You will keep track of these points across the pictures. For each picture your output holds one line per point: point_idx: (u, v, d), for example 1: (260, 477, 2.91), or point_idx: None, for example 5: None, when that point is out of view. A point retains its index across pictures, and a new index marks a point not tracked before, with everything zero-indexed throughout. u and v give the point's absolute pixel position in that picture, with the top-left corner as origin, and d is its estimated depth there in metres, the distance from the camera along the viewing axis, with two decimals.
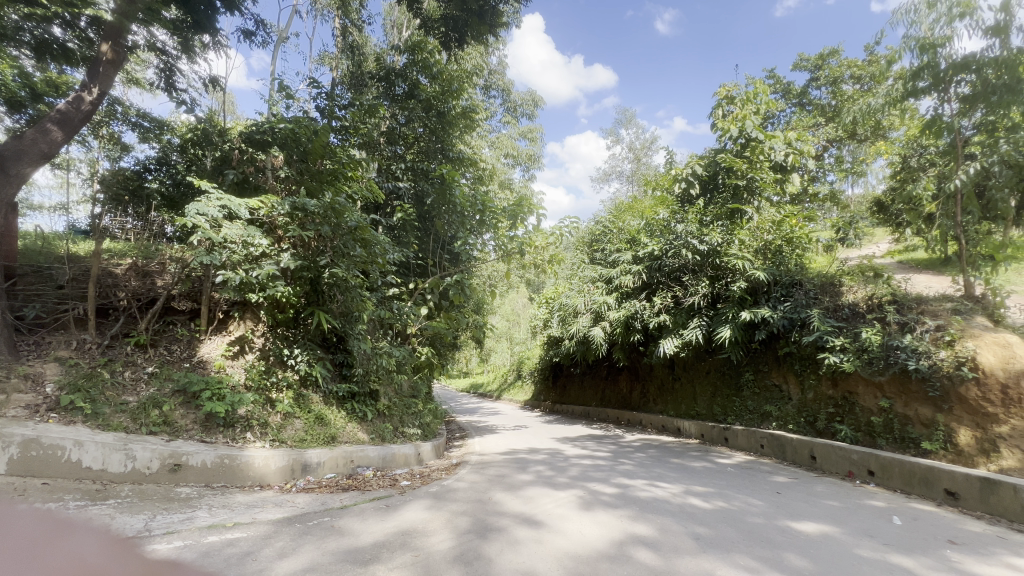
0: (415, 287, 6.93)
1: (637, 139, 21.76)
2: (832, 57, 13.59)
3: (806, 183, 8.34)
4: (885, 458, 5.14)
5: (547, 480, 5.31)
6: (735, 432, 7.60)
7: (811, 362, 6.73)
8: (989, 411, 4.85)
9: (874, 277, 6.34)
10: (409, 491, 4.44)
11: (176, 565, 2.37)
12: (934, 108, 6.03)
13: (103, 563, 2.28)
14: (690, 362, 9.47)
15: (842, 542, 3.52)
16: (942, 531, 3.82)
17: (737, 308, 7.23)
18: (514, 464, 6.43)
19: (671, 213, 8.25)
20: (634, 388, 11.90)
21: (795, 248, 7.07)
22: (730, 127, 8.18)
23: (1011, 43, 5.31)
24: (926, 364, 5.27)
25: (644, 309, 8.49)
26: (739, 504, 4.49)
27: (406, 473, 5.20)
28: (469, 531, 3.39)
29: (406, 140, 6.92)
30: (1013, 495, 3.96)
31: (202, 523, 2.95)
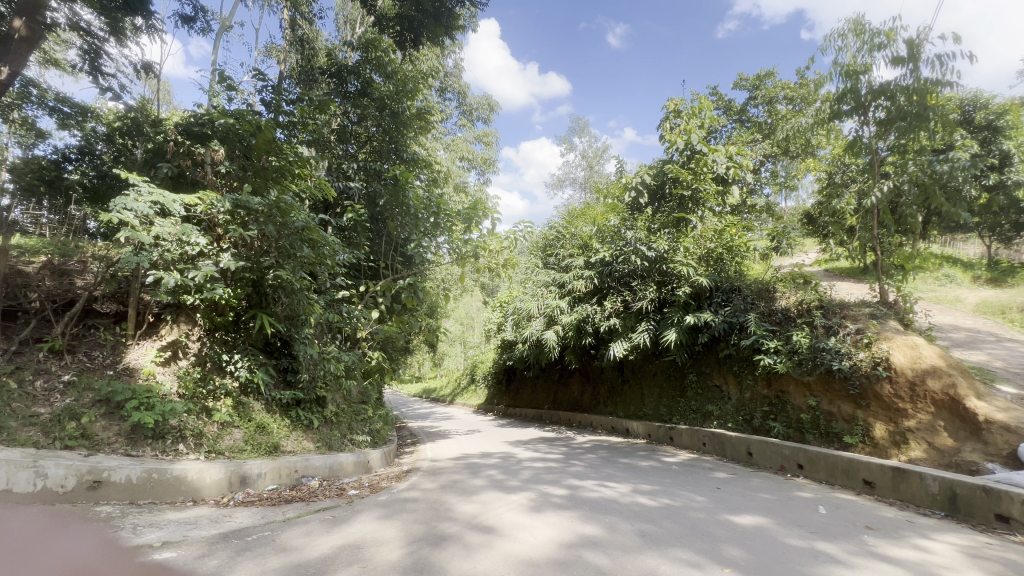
0: (366, 289, 6.77)
1: (590, 148, 22.32)
2: (768, 78, 14.58)
3: (745, 195, 8.87)
4: (813, 452, 5.53)
5: (500, 484, 5.32)
6: (680, 431, 7.92)
7: (748, 364, 7.13)
8: (901, 406, 5.35)
9: (803, 284, 6.84)
10: (357, 501, 4.31)
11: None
12: (855, 129, 6.60)
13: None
14: (638, 364, 9.80)
15: (775, 533, 3.76)
16: (861, 517, 4.17)
17: (682, 312, 7.57)
18: (467, 469, 6.38)
19: (620, 220, 8.57)
20: (585, 391, 12.15)
21: (735, 256, 7.48)
22: (677, 139, 8.57)
23: (921, 74, 5.90)
24: (848, 364, 5.75)
25: (595, 313, 8.69)
26: (683, 501, 4.69)
27: (354, 482, 5.04)
28: (420, 539, 3.34)
29: (359, 139, 6.76)
30: (920, 482, 4.39)
31: (126, 543, 2.74)
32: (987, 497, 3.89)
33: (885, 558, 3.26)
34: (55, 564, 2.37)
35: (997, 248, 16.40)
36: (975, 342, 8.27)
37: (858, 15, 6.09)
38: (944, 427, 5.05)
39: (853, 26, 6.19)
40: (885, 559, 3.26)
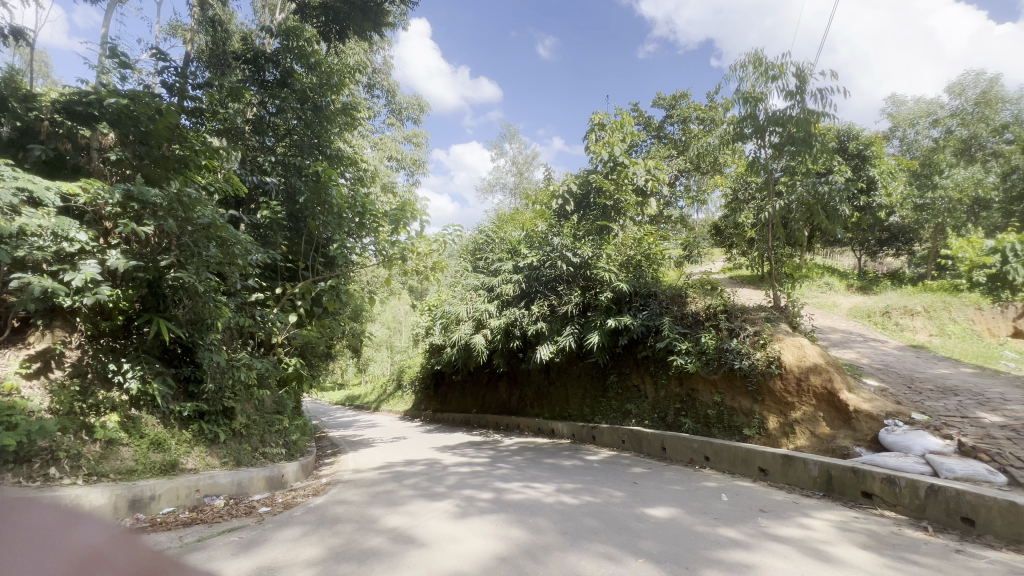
0: (283, 292, 6.39)
1: (520, 154, 22.70)
2: (683, 99, 15.74)
3: (662, 207, 9.51)
4: (717, 445, 6.03)
5: (425, 492, 5.23)
6: (601, 430, 8.27)
7: (662, 364, 7.60)
8: (790, 400, 6.01)
9: (711, 290, 7.46)
10: (268, 519, 4.02)
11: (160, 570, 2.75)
12: (755, 151, 7.33)
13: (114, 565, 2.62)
14: (563, 366, 10.10)
15: (685, 522, 4.05)
16: (756, 502, 4.62)
17: (604, 316, 7.89)
18: (391, 477, 6.20)
19: (548, 226, 8.81)
20: (513, 394, 12.30)
21: (652, 263, 7.97)
22: (601, 151, 8.98)
23: (806, 105, 6.70)
24: (747, 363, 6.34)
25: (523, 317, 8.82)
26: (604, 497, 4.90)
27: (266, 499, 4.71)
28: (341, 555, 3.20)
29: (278, 131, 6.26)
30: (804, 467, 4.96)
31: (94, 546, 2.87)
32: (856, 477, 4.49)
33: (775, 538, 3.64)
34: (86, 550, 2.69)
35: (866, 260, 18.98)
36: (847, 342, 9.51)
37: (755, 50, 6.79)
38: (823, 417, 5.74)
39: (753, 59, 6.88)
40: (775, 538, 3.64)
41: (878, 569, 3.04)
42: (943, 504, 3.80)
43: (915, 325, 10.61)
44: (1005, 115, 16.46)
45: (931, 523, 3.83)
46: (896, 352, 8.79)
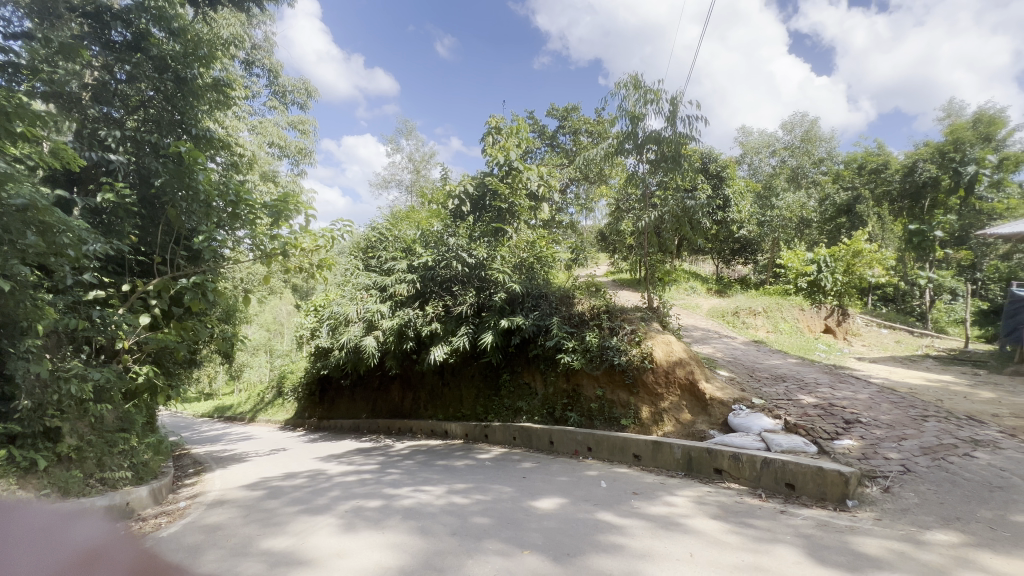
0: (132, 289, 5.48)
1: (417, 151, 22.18)
2: (574, 112, 16.72)
3: (553, 212, 9.99)
4: (599, 436, 6.48)
5: (304, 506, 4.85)
6: (494, 428, 8.42)
7: (551, 362, 7.96)
8: (659, 391, 6.69)
9: (597, 292, 8.16)
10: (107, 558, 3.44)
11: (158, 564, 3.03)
12: (635, 165, 8.04)
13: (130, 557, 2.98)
14: (457, 366, 10.10)
15: (568, 511, 4.28)
16: (630, 486, 5.06)
17: (498, 316, 7.99)
18: (266, 494, 5.65)
19: (443, 226, 8.75)
20: (406, 396, 11.97)
21: (544, 266, 8.34)
22: (497, 154, 9.12)
23: (677, 128, 7.51)
24: (625, 359, 6.90)
25: (417, 318, 8.61)
26: (494, 494, 4.99)
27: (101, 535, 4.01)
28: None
29: (128, 103, 5.37)
30: (670, 451, 5.54)
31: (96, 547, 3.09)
32: (709, 456, 5.14)
33: (644, 517, 4.01)
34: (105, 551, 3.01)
35: (722, 267, 21.89)
36: (706, 339, 10.86)
37: (636, 73, 7.45)
38: (686, 405, 6.50)
39: (633, 81, 7.54)
40: (645, 517, 4.01)
41: (725, 535, 3.51)
42: (773, 474, 4.53)
43: (756, 324, 12.49)
44: (821, 151, 20.21)
45: (765, 491, 4.54)
46: (742, 347, 10.25)
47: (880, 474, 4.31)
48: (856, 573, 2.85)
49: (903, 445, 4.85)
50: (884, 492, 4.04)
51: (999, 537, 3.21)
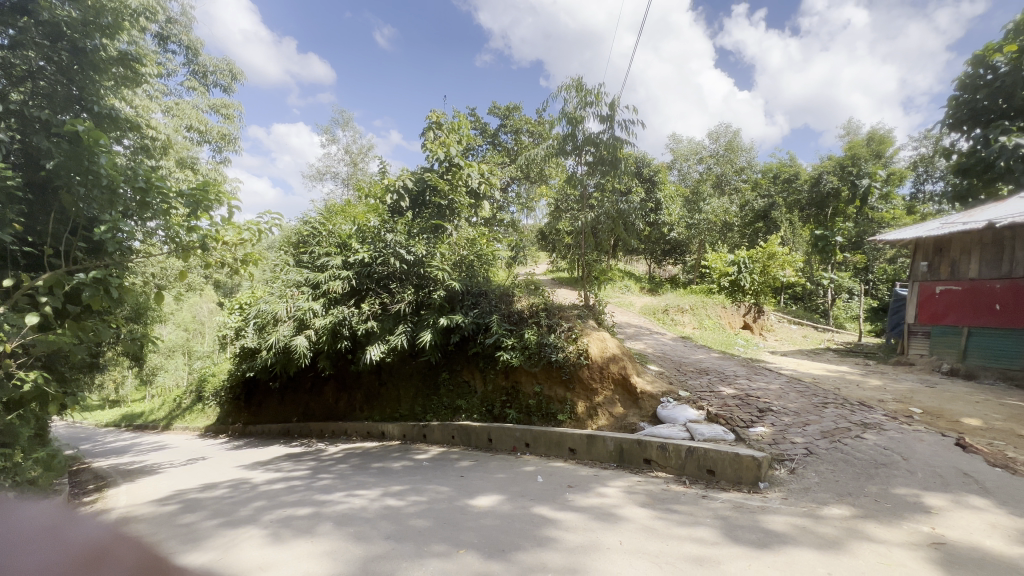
0: (17, 284, 4.80)
1: (354, 143, 21.34)
2: (515, 112, 16.88)
3: (494, 211, 10.02)
4: (536, 432, 6.58)
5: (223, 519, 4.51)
6: (432, 428, 8.29)
7: (490, 360, 7.97)
8: (594, 386, 6.91)
9: (535, 290, 8.25)
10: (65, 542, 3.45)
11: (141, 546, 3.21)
12: (573, 166, 8.26)
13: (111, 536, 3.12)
14: (395, 366, 9.85)
15: (505, 508, 4.30)
16: (565, 479, 5.18)
17: (437, 314, 7.86)
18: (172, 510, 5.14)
19: (381, 221, 8.47)
20: (340, 398, 11.49)
21: (483, 264, 8.31)
22: (437, 150, 8.94)
23: (614, 132, 7.78)
24: (562, 355, 7.06)
25: (352, 316, 8.28)
26: (431, 495, 4.92)
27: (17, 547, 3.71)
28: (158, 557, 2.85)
29: (12, 72, 4.55)
30: (603, 444, 5.73)
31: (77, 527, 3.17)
32: (639, 447, 5.38)
33: (578, 509, 4.12)
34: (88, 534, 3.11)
35: (654, 267, 22.99)
36: (638, 335, 11.36)
37: (578, 76, 7.62)
38: (619, 399, 6.77)
39: (574, 84, 7.71)
40: (579, 509, 4.12)
41: (652, 521, 3.69)
42: (696, 461, 4.83)
43: (684, 321, 13.25)
44: (742, 160, 21.82)
45: (689, 477, 4.82)
46: (671, 343, 10.82)
47: (788, 457, 4.72)
48: (765, 549, 3.11)
49: (806, 430, 5.36)
50: (790, 473, 4.43)
51: (883, 509, 3.63)
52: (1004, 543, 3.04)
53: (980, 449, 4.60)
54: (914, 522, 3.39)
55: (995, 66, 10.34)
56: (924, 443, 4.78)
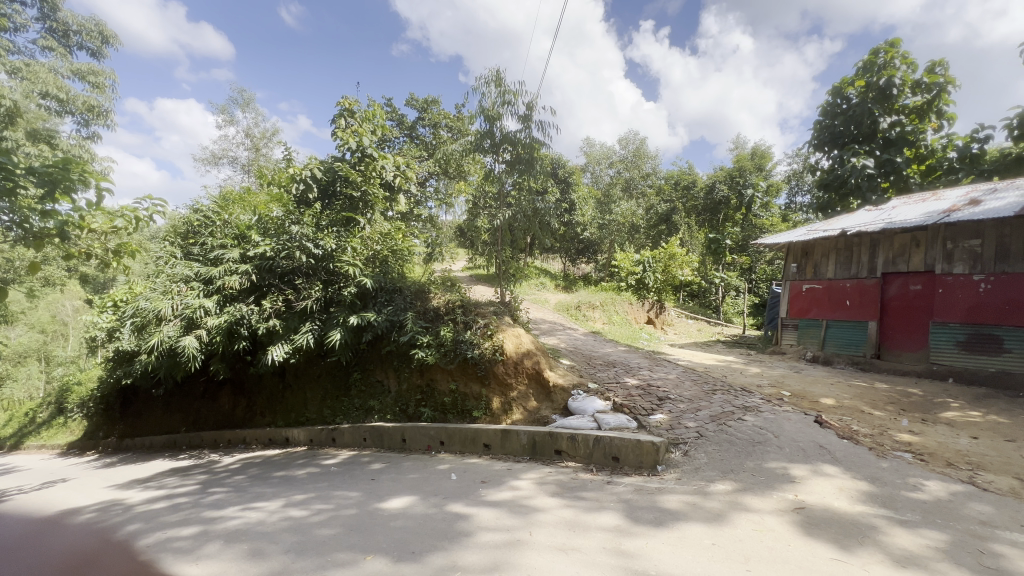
0: None
1: (256, 126, 19.60)
2: (434, 105, 16.67)
3: (412, 205, 9.73)
4: (451, 429, 6.51)
5: (97, 540, 3.99)
6: (342, 431, 7.87)
7: (405, 358, 7.75)
8: (509, 381, 7.01)
9: (451, 287, 8.16)
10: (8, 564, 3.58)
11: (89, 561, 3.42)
12: (491, 163, 8.31)
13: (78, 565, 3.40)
14: (301, 367, 9.21)
15: (417, 508, 4.21)
16: (479, 475, 5.19)
17: (348, 312, 7.44)
18: (22, 536, 4.40)
19: (285, 212, 7.84)
20: (237, 403, 10.51)
21: (399, 259, 8.01)
22: (349, 139, 8.38)
23: (531, 132, 7.92)
24: (477, 352, 7.05)
25: (251, 314, 7.59)
26: (337, 501, 4.66)
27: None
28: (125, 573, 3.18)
29: None
30: (517, 438, 5.83)
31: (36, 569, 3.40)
32: (551, 439, 5.55)
33: (491, 504, 4.14)
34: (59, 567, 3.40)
35: (569, 266, 23.85)
36: (552, 331, 11.74)
37: (497, 71, 7.64)
38: (532, 393, 6.94)
39: (494, 78, 7.71)
40: (491, 504, 4.15)
41: (562, 510, 3.82)
42: (603, 449, 5.09)
43: (595, 316, 13.90)
44: (648, 166, 23.41)
45: (596, 465, 5.07)
46: (583, 338, 11.28)
47: (682, 440, 5.15)
48: (661, 527, 3.35)
49: (698, 415, 5.87)
50: (684, 455, 4.83)
51: (759, 481, 4.09)
52: (850, 503, 3.57)
53: (834, 425, 5.36)
54: (782, 491, 3.87)
55: (849, 97, 12.13)
56: (792, 422, 5.47)
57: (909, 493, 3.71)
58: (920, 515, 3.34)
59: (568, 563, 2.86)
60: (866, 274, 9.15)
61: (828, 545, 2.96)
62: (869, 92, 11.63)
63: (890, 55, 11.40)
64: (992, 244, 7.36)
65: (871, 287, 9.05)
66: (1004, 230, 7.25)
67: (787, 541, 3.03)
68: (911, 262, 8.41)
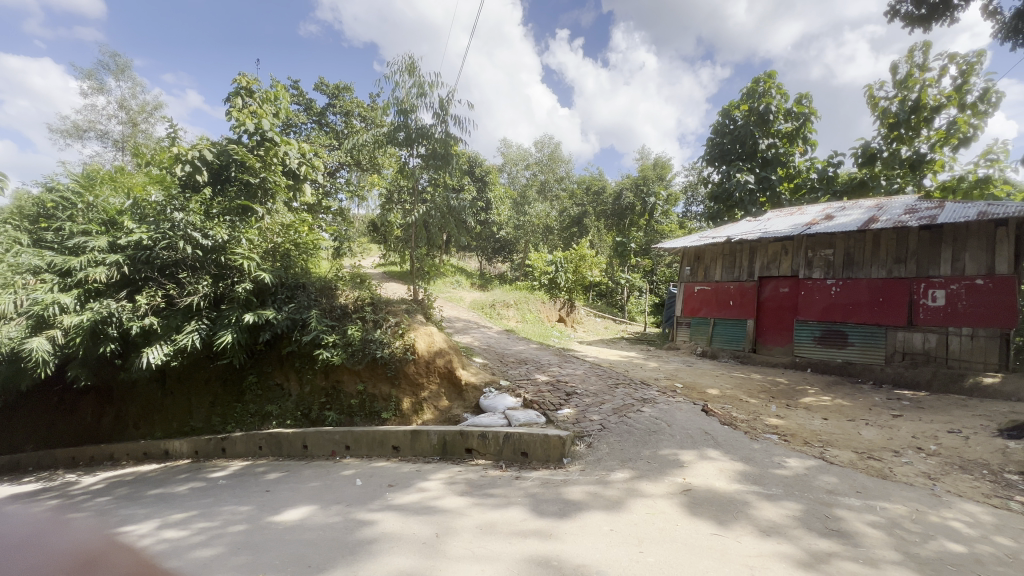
0: None
1: (133, 98, 17.17)
2: (346, 92, 15.88)
3: (320, 196, 9.13)
4: (357, 432, 6.20)
5: (26, 552, 3.68)
6: (233, 441, 7.15)
7: (308, 359, 7.24)
8: (420, 380, 6.85)
9: (360, 284, 7.76)
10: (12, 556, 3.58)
11: (88, 561, 3.33)
12: (407, 157, 8.08)
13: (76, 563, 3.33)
14: (185, 371, 8.21)
15: (316, 518, 3.95)
16: (385, 478, 5.00)
17: (242, 310, 6.76)
18: (10, 532, 4.34)
19: (167, 196, 6.84)
20: (103, 414, 9.12)
21: (303, 253, 7.43)
22: (245, 120, 7.52)
23: (446, 128, 7.82)
24: (388, 351, 6.78)
25: (122, 311, 6.53)
26: (224, 517, 4.23)
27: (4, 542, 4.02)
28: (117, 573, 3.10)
29: None
30: (427, 438, 5.70)
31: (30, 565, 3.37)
32: (461, 438, 5.51)
33: (396, 508, 4.02)
34: (61, 564, 3.35)
35: (485, 264, 23.91)
36: (466, 330, 11.70)
37: (412, 61, 7.43)
38: (444, 392, 6.84)
39: (408, 67, 7.48)
40: (397, 507, 4.02)
41: (469, 510, 3.80)
42: (512, 446, 5.15)
43: (509, 315, 14.10)
44: (562, 170, 24.29)
45: (505, 461, 5.13)
46: (496, 336, 11.39)
47: (586, 433, 5.39)
48: (564, 518, 3.47)
49: (602, 408, 6.20)
50: (588, 447, 5.06)
51: (653, 468, 4.41)
52: (728, 483, 3.98)
53: (717, 413, 5.94)
54: (673, 475, 4.20)
55: (735, 119, 13.58)
56: (682, 411, 5.97)
57: (774, 471, 4.22)
58: (782, 489, 3.81)
59: (474, 563, 2.86)
60: (746, 278, 10.28)
61: (709, 522, 3.26)
62: (751, 115, 13.12)
63: (767, 85, 12.94)
64: (841, 253, 8.68)
65: (750, 289, 10.17)
66: (850, 242, 8.57)
67: (675, 521, 3.30)
68: (781, 267, 9.61)
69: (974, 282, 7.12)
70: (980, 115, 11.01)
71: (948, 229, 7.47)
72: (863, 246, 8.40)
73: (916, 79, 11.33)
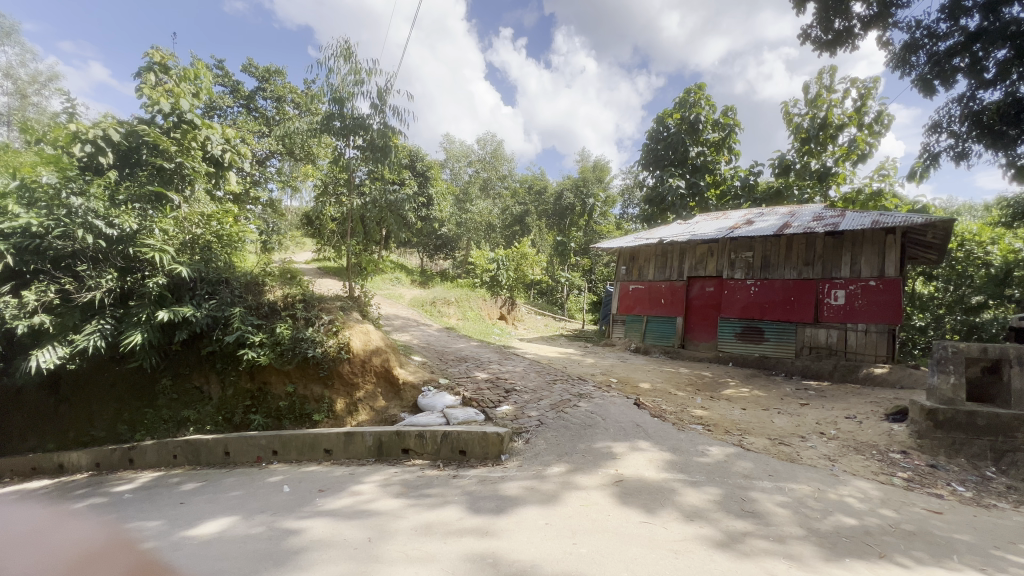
0: None
1: (22, 67, 15.13)
2: (277, 76, 14.98)
3: (246, 185, 8.51)
4: (286, 437, 5.85)
5: (20, 552, 3.68)
6: (142, 450, 6.53)
7: (231, 360, 6.74)
8: (354, 380, 6.58)
9: (290, 280, 7.33)
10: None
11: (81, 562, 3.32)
12: (342, 148, 7.72)
13: (67, 564, 3.32)
14: (84, 375, 7.36)
15: (237, 530, 3.68)
16: (315, 484, 4.76)
17: (154, 307, 6.15)
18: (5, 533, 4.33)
19: (61, 177, 6.04)
20: None
21: (226, 246, 6.87)
22: (160, 99, 6.77)
23: (385, 119, 7.56)
24: (320, 351, 6.45)
25: (4, 308, 5.69)
26: (131, 534, 3.85)
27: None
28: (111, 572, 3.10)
29: None
30: (361, 440, 5.50)
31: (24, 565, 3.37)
32: (398, 438, 5.37)
33: (327, 513, 3.83)
34: (55, 564, 3.35)
35: (426, 261, 23.49)
36: (405, 327, 11.42)
37: (348, 46, 7.10)
38: (380, 392, 6.62)
39: (344, 52, 7.15)
40: (328, 513, 3.84)
41: (405, 511, 3.71)
42: (450, 445, 5.09)
43: (450, 312, 13.94)
44: (504, 168, 24.40)
45: (443, 461, 5.06)
46: (436, 333, 11.22)
47: (524, 429, 5.44)
48: (501, 514, 3.47)
49: (540, 404, 6.28)
50: (526, 444, 5.11)
51: (588, 461, 4.53)
52: (656, 472, 4.17)
53: (648, 406, 6.21)
54: (606, 467, 4.34)
55: (668, 126, 14.32)
56: (616, 405, 6.19)
57: (698, 459, 4.48)
58: (705, 476, 4.06)
59: (409, 566, 2.80)
60: (676, 277, 10.84)
61: (638, 511, 3.40)
62: (683, 124, 13.86)
63: (698, 96, 13.72)
64: (759, 255, 9.39)
65: (680, 288, 10.73)
66: (767, 246, 9.29)
67: (607, 512, 3.40)
68: (707, 268, 10.22)
69: (869, 284, 7.97)
70: (875, 134, 12.35)
71: (848, 236, 8.30)
72: (778, 250, 9.14)
73: (824, 100, 12.50)
